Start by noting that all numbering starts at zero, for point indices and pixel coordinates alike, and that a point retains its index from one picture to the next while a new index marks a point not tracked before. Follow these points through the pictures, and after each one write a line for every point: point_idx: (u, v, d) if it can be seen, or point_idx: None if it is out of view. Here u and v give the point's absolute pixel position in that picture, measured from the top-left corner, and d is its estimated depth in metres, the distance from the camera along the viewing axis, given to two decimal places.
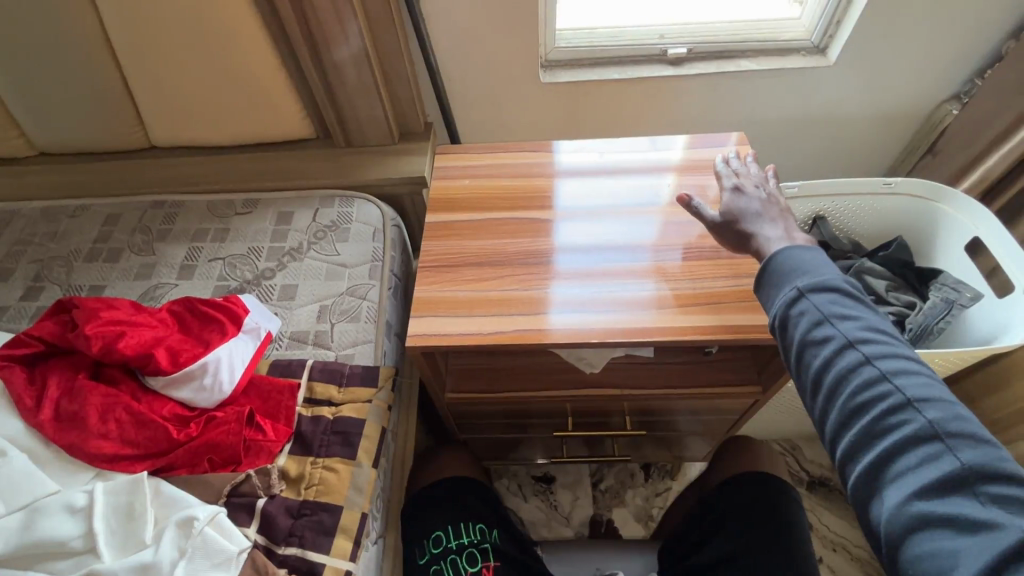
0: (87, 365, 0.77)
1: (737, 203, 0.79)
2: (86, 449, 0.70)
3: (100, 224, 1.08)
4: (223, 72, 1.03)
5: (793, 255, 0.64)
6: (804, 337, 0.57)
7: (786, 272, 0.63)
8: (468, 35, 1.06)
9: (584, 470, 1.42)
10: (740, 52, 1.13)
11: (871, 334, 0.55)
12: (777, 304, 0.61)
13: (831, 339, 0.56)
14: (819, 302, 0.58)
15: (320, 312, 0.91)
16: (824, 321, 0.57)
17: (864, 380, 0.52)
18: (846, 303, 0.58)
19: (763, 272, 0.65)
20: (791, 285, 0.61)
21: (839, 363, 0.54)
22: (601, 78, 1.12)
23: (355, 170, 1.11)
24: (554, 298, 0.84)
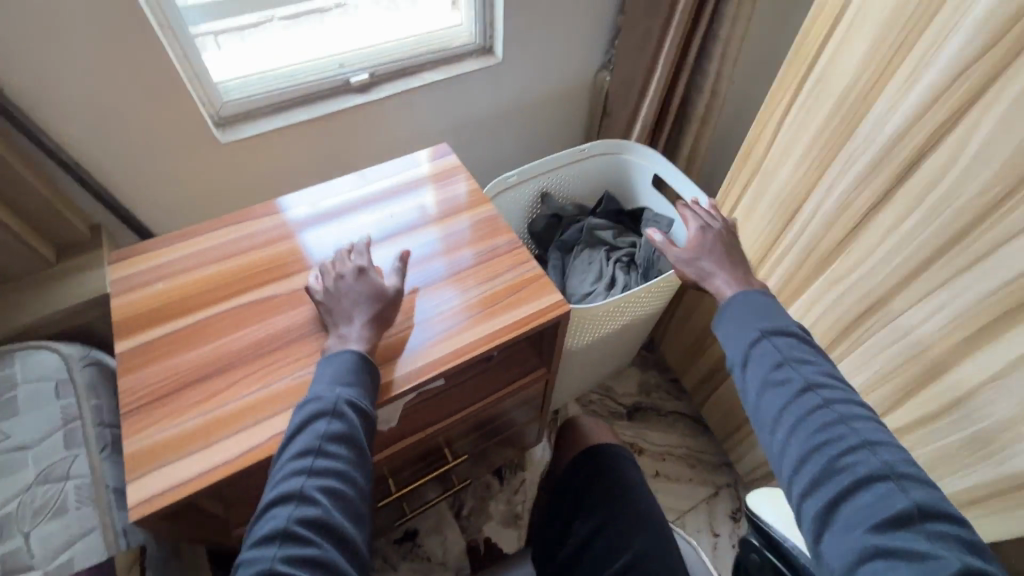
0: None
1: (699, 240, 0.86)
2: None
3: None
4: None
5: (758, 304, 0.73)
6: (772, 376, 0.66)
7: (748, 317, 0.72)
8: (100, 113, 0.87)
9: (443, 506, 1.37)
10: (420, 66, 1.16)
11: (828, 379, 0.64)
12: (743, 345, 0.70)
13: (792, 380, 0.65)
14: (784, 347, 0.68)
15: (1, 525, 0.65)
16: (784, 363, 0.66)
17: (822, 419, 0.61)
18: (803, 351, 0.68)
19: (727, 312, 0.75)
20: (757, 328, 0.71)
21: (801, 404, 0.63)
22: (290, 123, 1.04)
23: (1, 317, 0.86)
24: (407, 327, 0.81)
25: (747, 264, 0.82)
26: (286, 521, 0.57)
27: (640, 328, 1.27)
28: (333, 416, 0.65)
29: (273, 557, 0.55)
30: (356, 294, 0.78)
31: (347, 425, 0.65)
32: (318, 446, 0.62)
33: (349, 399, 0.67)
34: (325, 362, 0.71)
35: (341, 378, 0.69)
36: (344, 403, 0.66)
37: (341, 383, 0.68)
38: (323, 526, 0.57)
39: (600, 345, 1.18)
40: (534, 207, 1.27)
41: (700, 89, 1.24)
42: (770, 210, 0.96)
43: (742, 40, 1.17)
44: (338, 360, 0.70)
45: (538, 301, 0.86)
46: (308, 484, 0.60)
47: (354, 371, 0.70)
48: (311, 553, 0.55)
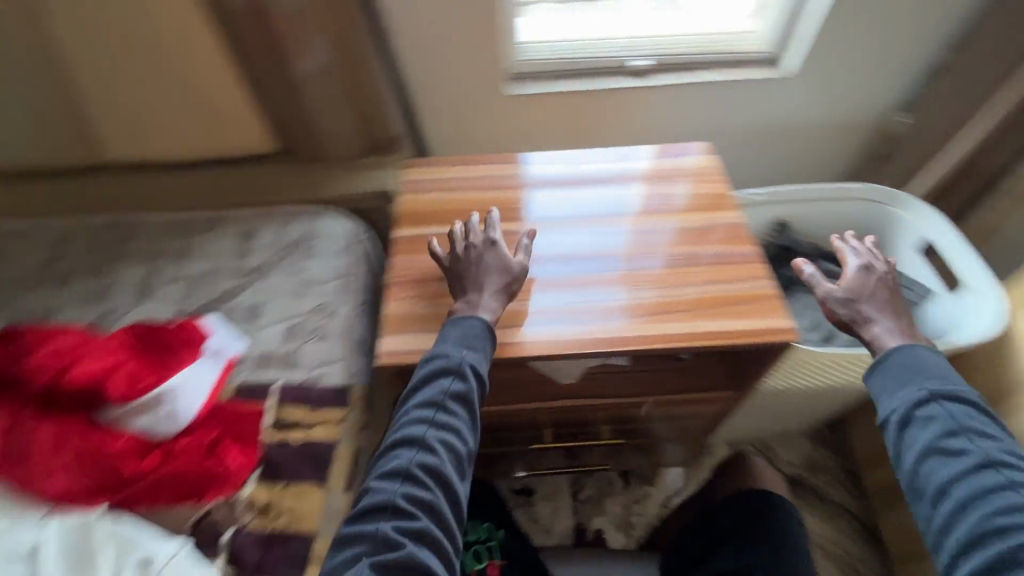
0: (30, 398, 0.71)
1: (859, 282, 0.75)
2: (34, 485, 0.66)
3: (48, 246, 1.01)
4: (186, 87, 1.01)
5: (922, 359, 0.68)
6: (940, 445, 0.62)
7: (910, 371, 0.67)
8: (436, 47, 1.06)
9: (563, 480, 1.41)
10: (702, 64, 1.16)
11: (1007, 458, 0.60)
12: (905, 402, 0.65)
13: (966, 453, 0.61)
14: (954, 414, 0.63)
15: (289, 331, 0.87)
16: (957, 433, 0.62)
17: (991, 498, 0.58)
18: (980, 421, 0.63)
19: (884, 365, 0.69)
20: (922, 386, 0.66)
21: (977, 482, 0.59)
22: (565, 90, 1.14)
23: (318, 186, 1.09)
24: (569, 307, 0.85)
25: (913, 323, 0.72)
26: (410, 467, 0.64)
27: (843, 397, 1.13)
28: (455, 376, 0.70)
29: (395, 492, 0.63)
30: (487, 265, 0.81)
31: (468, 386, 0.70)
32: (442, 402, 0.68)
33: (471, 362, 0.71)
34: (453, 324, 0.76)
35: (466, 341, 0.73)
36: (467, 365, 0.71)
37: (465, 345, 0.73)
38: (440, 476, 0.64)
39: (789, 395, 1.09)
40: (765, 235, 1.19)
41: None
42: None
43: None
44: (467, 325, 0.75)
45: (754, 321, 0.83)
46: (433, 434, 0.67)
47: (480, 338, 0.74)
48: (426, 497, 0.63)
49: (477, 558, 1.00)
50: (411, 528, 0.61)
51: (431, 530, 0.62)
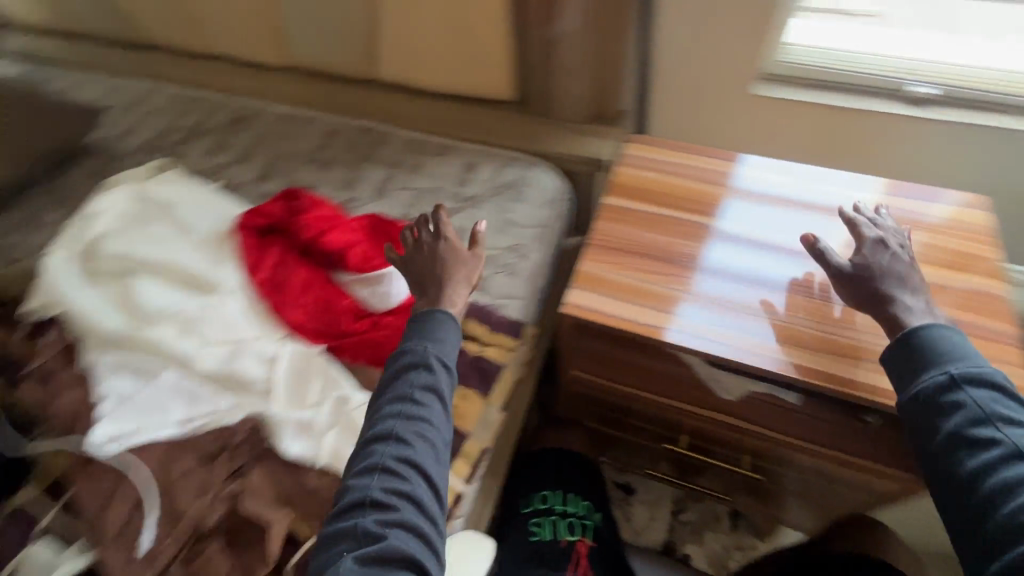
0: (295, 248, 0.91)
1: (876, 258, 0.73)
2: (282, 313, 0.84)
3: (322, 137, 1.23)
4: (459, 27, 1.14)
5: (945, 340, 0.65)
6: (965, 432, 0.59)
7: (930, 354, 0.64)
8: (697, 31, 1.05)
9: (668, 492, 1.37)
10: (998, 105, 1.00)
11: None
12: (927, 386, 0.62)
13: (999, 443, 0.57)
14: (988, 403, 0.60)
15: (484, 259, 0.97)
16: (987, 422, 0.59)
17: (1019, 485, 0.55)
18: (1006, 407, 0.59)
19: (908, 344, 0.66)
20: (944, 369, 0.63)
21: (1002, 470, 0.56)
22: (820, 102, 1.05)
23: (539, 140, 1.16)
24: (716, 321, 0.80)
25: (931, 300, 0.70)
26: (384, 460, 0.59)
27: None
28: (425, 367, 0.66)
29: (372, 487, 0.58)
30: (445, 261, 0.77)
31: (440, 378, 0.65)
32: (411, 394, 0.63)
33: (438, 356, 0.67)
34: (414, 320, 0.70)
35: (421, 332, 0.69)
36: (433, 356, 0.66)
37: (418, 337, 0.69)
38: (421, 469, 0.59)
39: None
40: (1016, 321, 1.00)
41: None
42: None
43: None
44: (428, 317, 0.70)
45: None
46: (401, 428, 0.61)
47: (442, 328, 0.69)
48: (405, 489, 0.58)
49: (569, 531, 0.98)
50: (390, 519, 0.56)
51: (415, 520, 0.57)
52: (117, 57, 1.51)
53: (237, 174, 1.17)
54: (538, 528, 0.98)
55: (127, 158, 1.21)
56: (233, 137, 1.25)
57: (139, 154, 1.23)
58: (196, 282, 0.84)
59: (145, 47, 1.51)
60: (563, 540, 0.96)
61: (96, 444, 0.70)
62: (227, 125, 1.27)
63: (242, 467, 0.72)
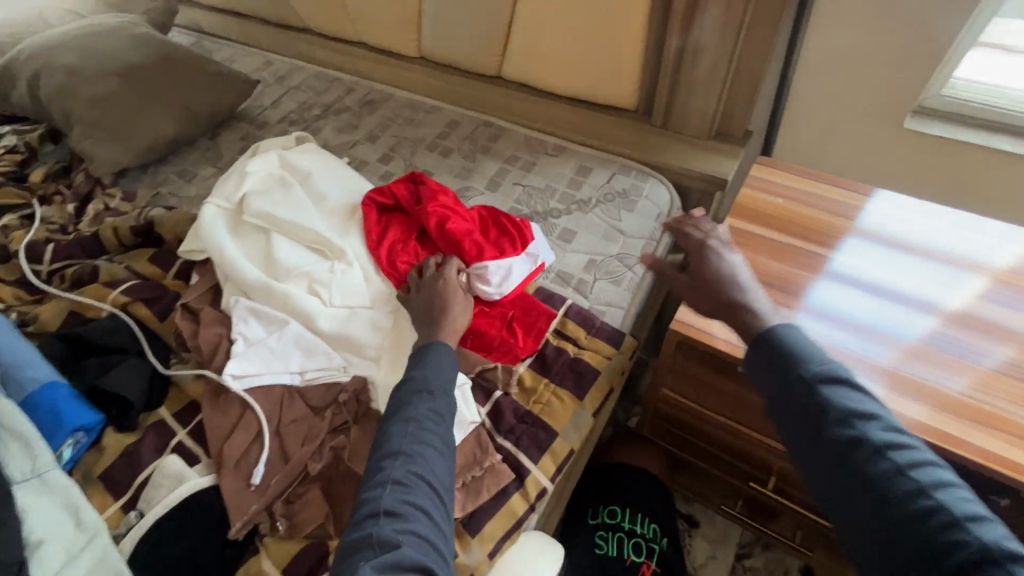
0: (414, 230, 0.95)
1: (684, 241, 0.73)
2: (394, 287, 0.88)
3: (444, 125, 1.29)
4: (592, 32, 1.14)
5: (800, 334, 0.57)
6: (831, 433, 0.51)
7: (782, 352, 0.56)
8: (848, 57, 0.99)
9: (735, 532, 1.29)
10: None
11: (896, 435, 0.49)
12: (794, 385, 0.54)
13: (858, 441, 0.49)
14: (837, 393, 0.52)
15: (589, 263, 0.97)
16: (843, 420, 0.51)
17: (884, 482, 0.47)
18: (857, 398, 0.52)
19: (762, 347, 0.58)
20: (798, 368, 0.54)
21: (874, 470, 0.48)
22: (986, 144, 0.95)
23: (658, 151, 1.14)
24: None
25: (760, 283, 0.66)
26: (393, 474, 0.56)
27: None
28: (427, 391, 0.63)
29: (381, 500, 0.54)
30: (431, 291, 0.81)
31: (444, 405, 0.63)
32: (411, 416, 0.61)
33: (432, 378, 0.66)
34: (419, 352, 0.70)
35: (417, 364, 0.68)
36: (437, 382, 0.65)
37: (413, 368, 0.68)
38: (428, 480, 0.56)
39: None
40: None
41: None
42: None
43: None
44: (433, 348, 0.70)
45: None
46: (406, 443, 0.58)
47: (439, 356, 0.69)
48: (417, 499, 0.54)
49: (634, 551, 0.95)
50: (404, 526, 0.52)
51: (426, 529, 0.53)
52: (271, 34, 1.66)
53: (364, 151, 1.26)
54: (603, 542, 0.96)
55: (271, 126, 1.34)
56: (364, 117, 1.34)
57: (282, 124, 1.35)
58: (326, 247, 0.91)
59: (296, 28, 1.65)
60: (627, 559, 0.94)
61: (228, 378, 0.77)
62: (360, 106, 1.37)
63: (346, 423, 0.77)
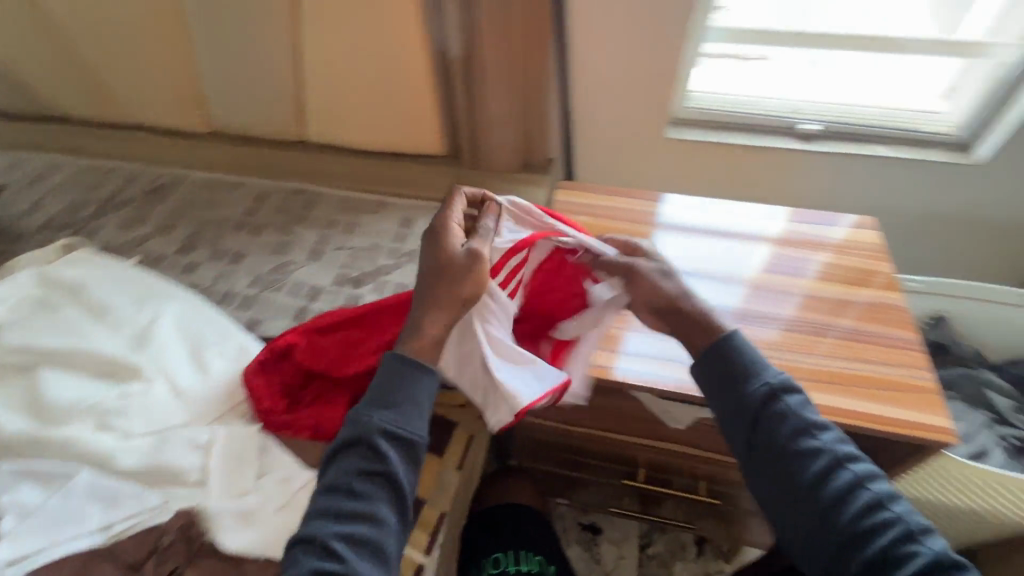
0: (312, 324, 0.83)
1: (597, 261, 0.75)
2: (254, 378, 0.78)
3: (250, 200, 1.20)
4: (385, 89, 1.17)
5: (750, 347, 0.63)
6: (794, 446, 0.57)
7: (743, 361, 0.62)
8: (610, 84, 1.12)
9: (634, 528, 1.36)
10: (879, 137, 1.12)
11: (848, 446, 0.57)
12: (754, 395, 0.59)
13: (821, 452, 0.56)
14: (794, 404, 0.59)
15: None
16: (804, 430, 0.57)
17: (844, 485, 0.54)
18: (813, 412, 0.59)
19: (721, 354, 0.62)
20: (767, 382, 0.60)
21: (833, 477, 0.55)
22: (728, 142, 1.15)
23: (474, 191, 1.19)
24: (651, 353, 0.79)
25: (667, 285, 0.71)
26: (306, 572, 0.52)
27: None
28: (369, 449, 0.57)
29: None
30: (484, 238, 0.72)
31: (385, 464, 0.56)
32: (347, 484, 0.55)
33: (385, 426, 0.57)
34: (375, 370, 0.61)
35: (382, 396, 0.59)
36: (376, 433, 0.57)
37: (380, 403, 0.59)
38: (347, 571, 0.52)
39: None
40: (920, 324, 1.10)
41: None
42: None
43: None
44: (384, 367, 0.61)
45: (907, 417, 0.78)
46: (330, 526, 0.54)
47: (390, 386, 0.59)
48: None
49: None
50: None
51: None
52: (18, 127, 1.41)
53: (159, 245, 1.11)
54: None
55: (31, 237, 1.12)
56: (152, 207, 1.19)
57: (45, 231, 1.14)
58: (117, 368, 0.78)
59: (50, 117, 1.43)
60: None
61: None
62: (146, 195, 1.21)
63: (176, 570, 0.66)
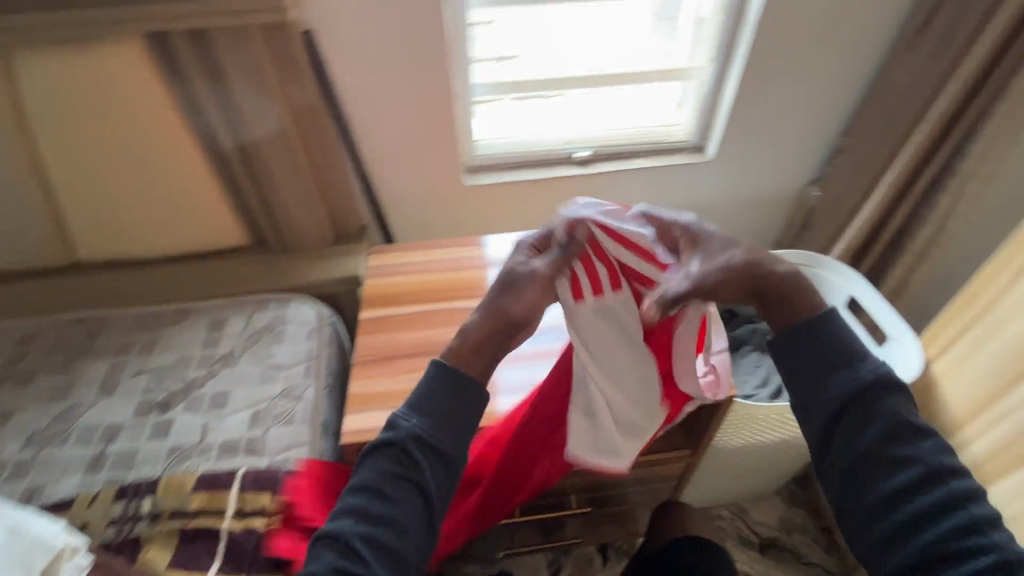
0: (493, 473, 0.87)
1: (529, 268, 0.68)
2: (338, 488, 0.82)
3: (12, 346, 1.01)
4: (162, 194, 1.07)
5: (851, 338, 0.60)
6: (884, 449, 0.56)
7: (834, 355, 0.59)
8: (400, 148, 1.17)
9: (541, 559, 1.36)
10: (636, 152, 1.32)
11: (946, 454, 0.56)
12: (840, 393, 0.57)
13: (911, 457, 0.55)
14: (889, 404, 0.57)
15: (253, 417, 0.89)
16: (894, 430, 0.56)
17: (923, 487, 0.54)
18: (913, 414, 0.57)
19: (807, 337, 0.60)
20: (861, 376, 0.58)
21: (913, 480, 0.54)
22: (519, 179, 1.26)
23: (289, 274, 1.14)
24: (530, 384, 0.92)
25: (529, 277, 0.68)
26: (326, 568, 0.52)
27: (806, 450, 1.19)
28: (402, 455, 0.56)
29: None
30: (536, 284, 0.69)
31: (417, 473, 0.55)
32: (375, 486, 0.55)
33: (420, 436, 0.56)
34: (427, 374, 0.61)
35: (421, 405, 0.58)
36: (411, 442, 0.56)
37: (416, 412, 0.58)
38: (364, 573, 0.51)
39: (747, 453, 1.12)
40: None
41: (923, 223, 1.18)
42: (990, 360, 0.87)
43: (984, 179, 1.10)
44: (430, 374, 0.60)
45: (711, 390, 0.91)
46: (354, 528, 0.53)
47: (435, 388, 0.59)
48: None
49: None
50: None
51: None
52: None
53: None
54: None
55: None
56: None
57: None
58: None
59: None
60: None
61: None
62: None
63: None
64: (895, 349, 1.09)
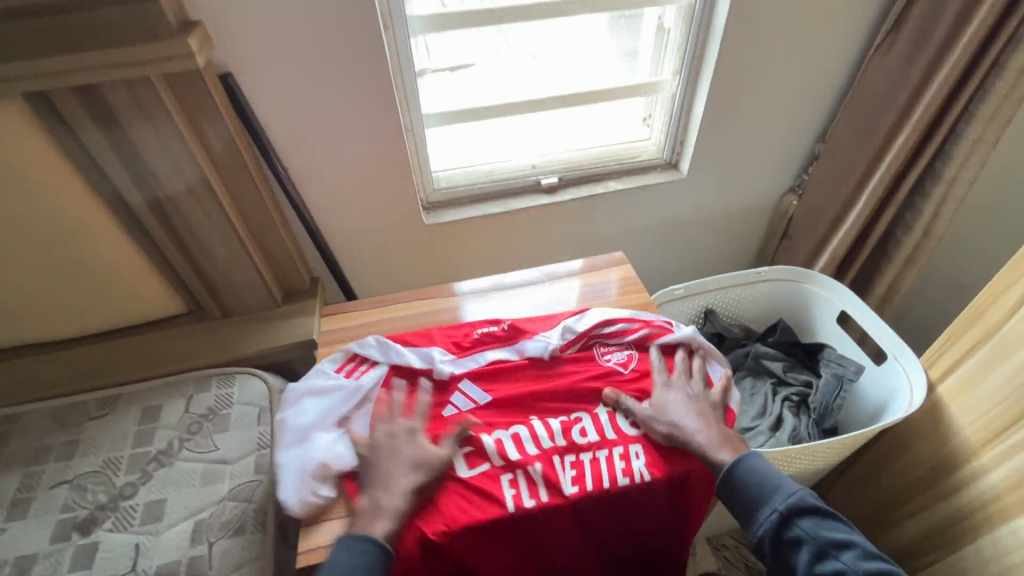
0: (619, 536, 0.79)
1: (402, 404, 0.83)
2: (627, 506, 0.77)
3: None
4: (72, 268, 0.92)
5: (758, 470, 0.73)
6: (816, 573, 0.66)
7: (758, 494, 0.72)
8: (348, 191, 1.05)
9: None
10: (605, 174, 1.24)
11: (872, 564, 0.65)
12: (767, 530, 0.70)
13: (841, 574, 0.65)
14: (806, 526, 0.68)
15: (195, 529, 0.77)
16: (823, 554, 0.67)
17: None
18: (833, 529, 0.68)
19: (729, 487, 0.73)
20: (774, 508, 0.70)
21: None
22: (483, 213, 1.16)
23: (234, 343, 1.01)
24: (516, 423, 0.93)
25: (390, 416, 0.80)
26: None
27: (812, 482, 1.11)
28: None
29: None
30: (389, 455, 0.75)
31: None
32: None
33: None
34: (344, 546, 0.67)
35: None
36: None
37: None
38: None
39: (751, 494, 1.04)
40: (695, 323, 1.22)
41: (908, 230, 1.13)
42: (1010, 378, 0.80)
43: (969, 184, 1.05)
44: (357, 546, 0.66)
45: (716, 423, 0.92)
46: None
47: (366, 567, 0.65)
48: None
49: None
50: None
51: None
52: None
53: None
54: None
55: None
56: None
57: None
58: None
59: None
60: None
61: None
62: None
63: None
64: (896, 370, 1.02)
